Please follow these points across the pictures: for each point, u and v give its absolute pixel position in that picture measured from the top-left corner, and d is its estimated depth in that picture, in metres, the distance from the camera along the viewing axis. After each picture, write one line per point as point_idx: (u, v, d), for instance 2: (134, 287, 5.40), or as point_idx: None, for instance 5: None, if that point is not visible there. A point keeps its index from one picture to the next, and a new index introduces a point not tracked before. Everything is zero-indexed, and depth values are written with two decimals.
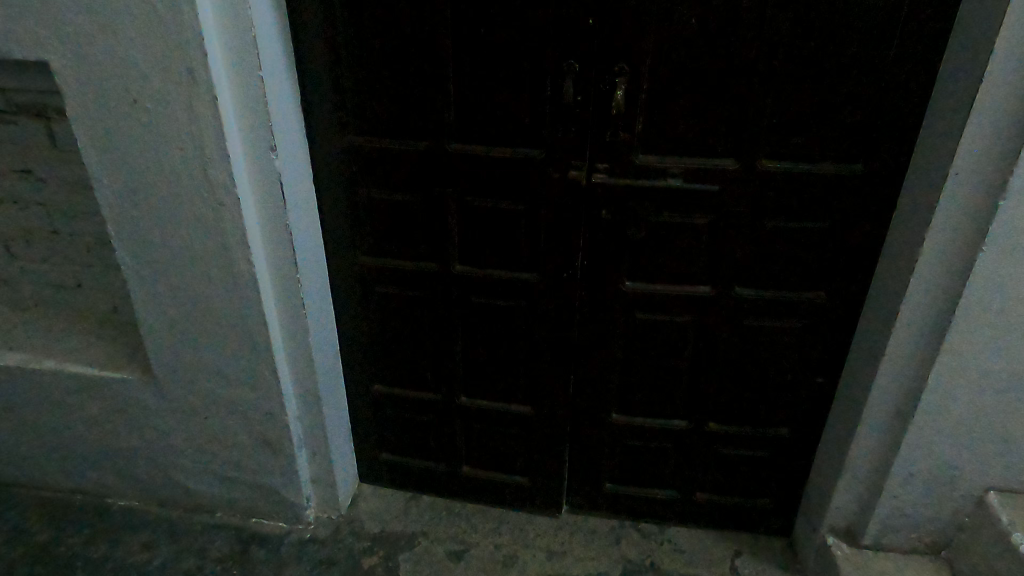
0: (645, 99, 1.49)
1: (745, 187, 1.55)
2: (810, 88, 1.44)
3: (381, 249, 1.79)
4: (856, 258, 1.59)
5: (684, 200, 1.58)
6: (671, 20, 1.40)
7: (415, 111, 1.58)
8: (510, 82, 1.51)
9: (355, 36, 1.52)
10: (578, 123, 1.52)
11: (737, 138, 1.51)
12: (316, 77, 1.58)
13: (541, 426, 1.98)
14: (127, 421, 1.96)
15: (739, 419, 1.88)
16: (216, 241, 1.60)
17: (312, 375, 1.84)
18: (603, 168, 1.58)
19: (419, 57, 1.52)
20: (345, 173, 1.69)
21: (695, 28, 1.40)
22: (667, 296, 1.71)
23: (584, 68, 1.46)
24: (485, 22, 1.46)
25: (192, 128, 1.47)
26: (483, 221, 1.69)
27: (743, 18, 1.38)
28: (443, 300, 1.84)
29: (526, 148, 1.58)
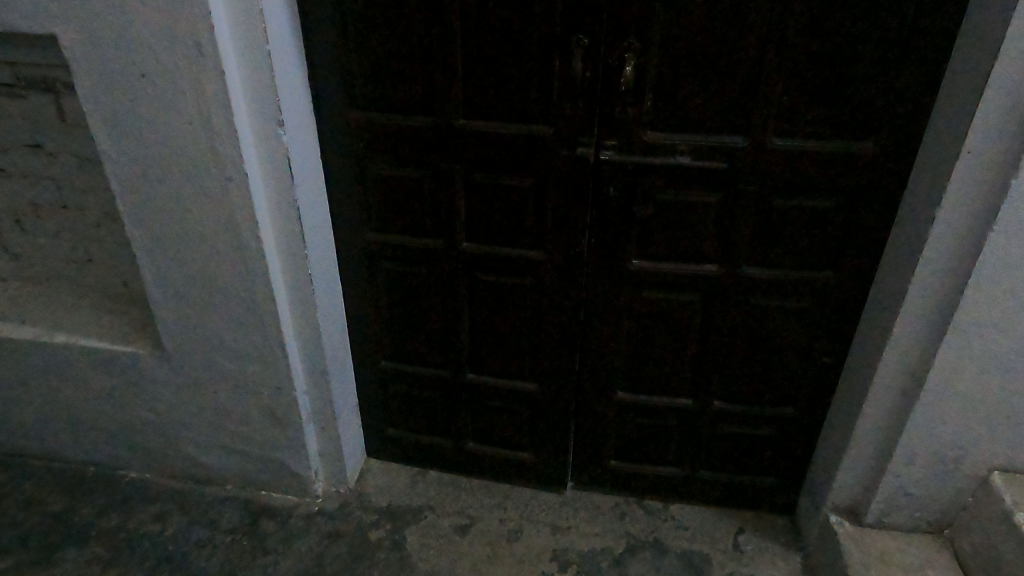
0: (654, 76, 1.47)
1: (753, 164, 1.53)
2: (823, 63, 1.41)
3: (388, 226, 1.80)
4: (865, 237, 1.58)
5: (692, 178, 1.56)
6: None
7: (423, 87, 1.58)
8: (519, 58, 1.50)
9: (361, 10, 1.51)
10: (586, 100, 1.51)
11: (746, 114, 1.49)
12: (322, 52, 1.57)
13: (547, 403, 2.00)
14: (139, 395, 1.99)
15: (744, 398, 1.89)
16: (224, 216, 1.61)
17: (320, 350, 1.86)
18: (611, 145, 1.56)
19: (426, 30, 1.51)
20: (352, 150, 1.69)
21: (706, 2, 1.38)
22: (673, 275, 1.71)
23: (593, 44, 1.45)
24: None
25: (200, 104, 1.46)
26: (490, 197, 1.69)
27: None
28: (450, 276, 1.84)
29: (534, 125, 1.57)
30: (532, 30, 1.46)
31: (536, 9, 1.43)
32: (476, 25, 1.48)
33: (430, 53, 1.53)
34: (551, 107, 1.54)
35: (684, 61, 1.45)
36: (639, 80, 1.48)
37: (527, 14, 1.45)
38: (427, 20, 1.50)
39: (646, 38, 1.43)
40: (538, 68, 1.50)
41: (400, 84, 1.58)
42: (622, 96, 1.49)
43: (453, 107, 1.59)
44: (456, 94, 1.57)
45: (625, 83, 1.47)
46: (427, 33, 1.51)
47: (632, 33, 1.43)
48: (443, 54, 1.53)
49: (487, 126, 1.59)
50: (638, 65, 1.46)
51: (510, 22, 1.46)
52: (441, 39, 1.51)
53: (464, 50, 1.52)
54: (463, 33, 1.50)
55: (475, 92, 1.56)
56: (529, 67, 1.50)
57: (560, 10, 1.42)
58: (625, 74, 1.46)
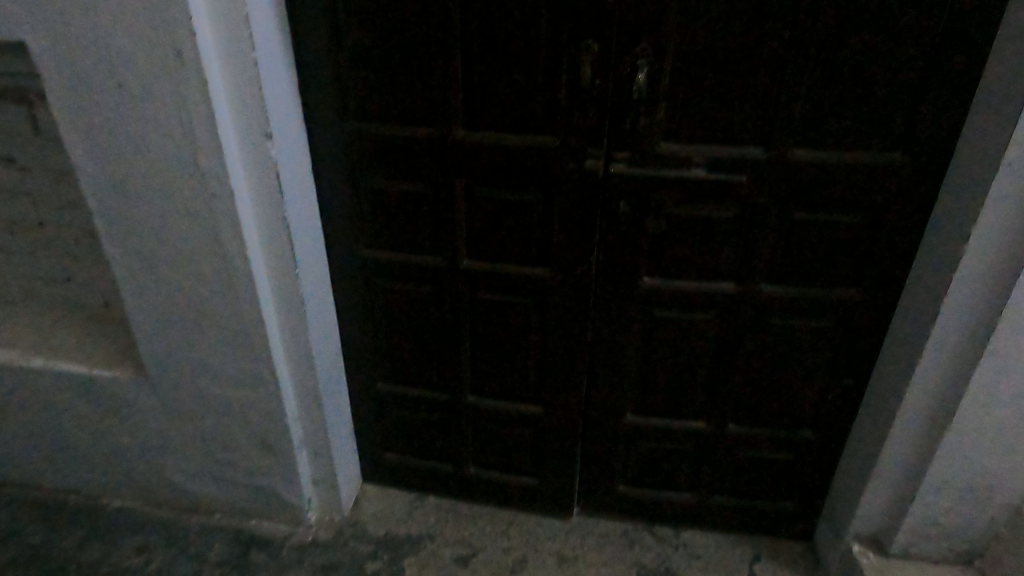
0: (668, 84, 1.38)
1: (773, 178, 1.44)
2: (850, 69, 1.32)
3: (384, 242, 1.70)
4: (891, 254, 1.49)
5: (708, 192, 1.47)
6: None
7: (421, 96, 1.48)
8: (524, 64, 1.40)
9: (356, 15, 1.42)
10: (595, 109, 1.41)
11: (766, 124, 1.40)
12: (314, 59, 1.47)
13: (553, 426, 1.90)
14: (121, 421, 1.88)
15: (760, 421, 1.79)
16: (209, 234, 1.51)
17: (312, 373, 1.76)
18: (622, 157, 1.46)
19: (425, 35, 1.41)
20: (347, 162, 1.59)
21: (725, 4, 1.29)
22: (687, 293, 1.61)
23: (603, 50, 1.35)
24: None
25: (182, 115, 1.36)
26: (493, 212, 1.59)
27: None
28: (449, 295, 1.75)
29: (540, 136, 1.47)
30: (539, 34, 1.37)
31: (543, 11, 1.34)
32: (478, 29, 1.39)
33: (429, 59, 1.44)
34: (559, 116, 1.44)
35: (702, 66, 1.35)
36: (653, 87, 1.38)
37: (533, 17, 1.35)
38: (426, 24, 1.40)
39: (661, 42, 1.34)
40: (545, 74, 1.41)
41: (398, 93, 1.49)
42: (635, 104, 1.39)
43: (454, 116, 1.49)
44: (456, 102, 1.47)
45: (636, 93, 1.38)
46: (427, 37, 1.42)
47: (645, 37, 1.33)
48: (444, 60, 1.43)
49: (491, 136, 1.50)
50: (652, 71, 1.37)
51: (515, 25, 1.37)
52: (441, 45, 1.42)
53: (465, 55, 1.42)
54: (464, 37, 1.40)
55: (478, 100, 1.46)
56: (535, 73, 1.41)
57: (569, 13, 1.33)
58: (636, 83, 1.37)
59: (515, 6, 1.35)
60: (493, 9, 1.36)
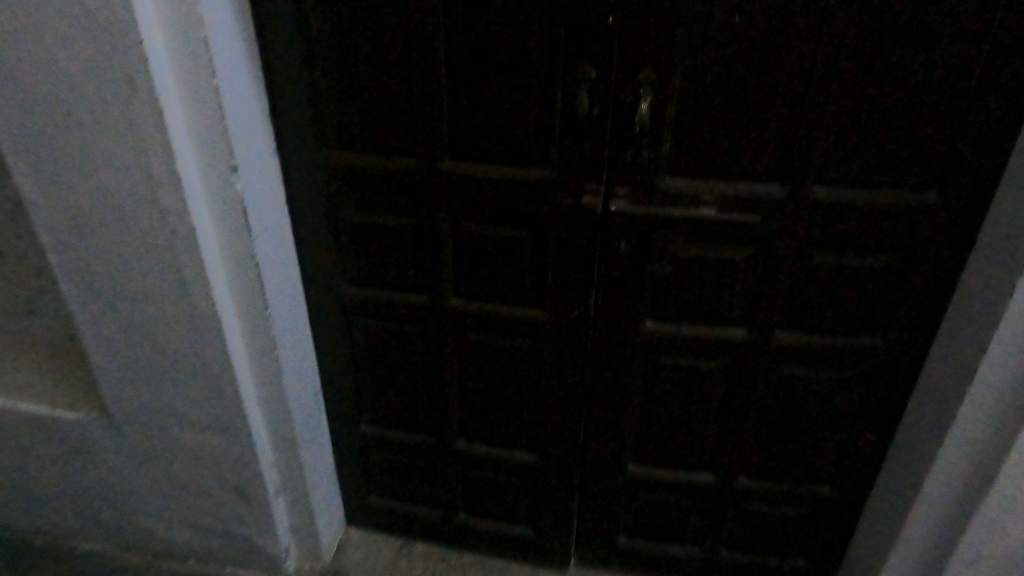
0: (674, 115, 1.24)
1: (790, 218, 1.30)
2: (877, 99, 1.18)
3: (366, 278, 1.57)
4: (920, 301, 1.35)
5: (718, 233, 1.33)
6: (710, 14, 1.15)
7: (404, 125, 1.36)
8: (515, 90, 1.27)
9: (333, 38, 1.30)
10: (593, 142, 1.28)
11: (783, 159, 1.26)
12: (287, 84, 1.35)
13: (548, 475, 1.76)
14: (87, 463, 1.76)
15: (773, 475, 1.64)
16: (171, 273, 1.38)
17: (288, 418, 1.63)
18: (622, 193, 1.32)
19: (407, 58, 1.29)
20: (323, 194, 1.46)
21: (738, 26, 1.15)
22: (694, 339, 1.47)
23: (602, 77, 1.22)
24: (485, 21, 1.22)
25: (137, 147, 1.23)
26: (482, 249, 1.46)
27: (797, 12, 1.13)
28: (436, 336, 1.61)
29: (533, 169, 1.34)
30: (531, 58, 1.24)
31: (535, 33, 1.21)
32: (465, 52, 1.26)
33: (412, 84, 1.31)
34: (553, 147, 1.30)
35: (711, 95, 1.22)
36: (657, 117, 1.24)
37: (524, 40, 1.22)
38: (408, 46, 1.28)
39: (666, 69, 1.20)
40: (538, 102, 1.28)
41: (378, 120, 1.37)
42: (638, 136, 1.25)
43: (438, 146, 1.36)
44: (441, 131, 1.34)
45: (638, 128, 1.24)
46: (409, 60, 1.29)
47: (649, 63, 1.20)
48: (427, 86, 1.30)
49: (479, 169, 1.36)
50: (656, 100, 1.23)
51: (504, 48, 1.24)
52: (424, 69, 1.29)
53: (450, 81, 1.29)
54: (449, 61, 1.28)
55: (464, 130, 1.33)
56: (527, 100, 1.28)
57: (564, 35, 1.20)
58: (639, 114, 1.22)
59: (505, 28, 1.22)
60: (480, 30, 1.23)
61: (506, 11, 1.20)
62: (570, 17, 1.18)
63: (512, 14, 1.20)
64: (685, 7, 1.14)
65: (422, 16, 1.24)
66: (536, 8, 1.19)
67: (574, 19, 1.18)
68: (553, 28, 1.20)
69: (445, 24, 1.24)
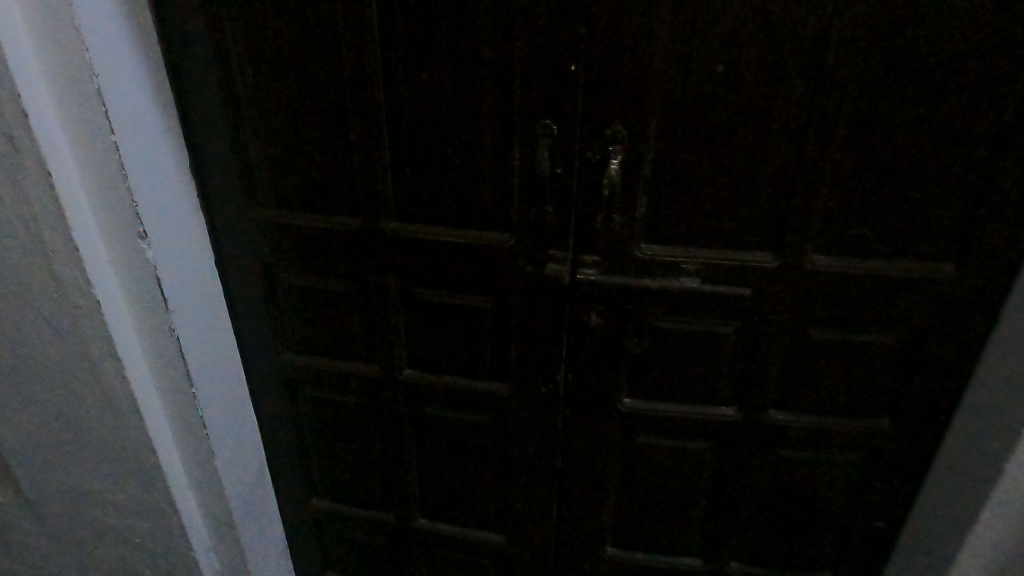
0: (649, 175, 1.07)
1: (785, 289, 1.13)
2: (883, 157, 1.02)
3: (311, 344, 1.41)
4: (934, 378, 1.18)
5: (704, 305, 1.16)
6: (691, 63, 0.98)
7: (345, 181, 1.19)
8: (468, 144, 1.11)
9: (262, 84, 1.14)
10: (557, 205, 1.11)
11: (776, 224, 1.09)
12: (211, 134, 1.19)
13: (519, 557, 1.58)
14: (3, 550, 1.57)
15: (769, 562, 1.46)
16: (77, 352, 1.19)
17: (224, 502, 1.44)
18: (592, 261, 1.15)
19: (345, 107, 1.12)
20: (257, 254, 1.30)
21: (723, 76, 0.99)
22: (678, 419, 1.30)
23: (565, 133, 1.05)
24: (430, 67, 1.06)
25: (23, 214, 1.04)
26: (438, 317, 1.29)
27: (792, 61, 0.97)
28: (391, 408, 1.44)
29: (491, 231, 1.18)
30: (486, 110, 1.07)
31: (490, 83, 1.05)
32: (410, 102, 1.10)
33: (352, 137, 1.15)
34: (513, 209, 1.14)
35: (693, 152, 1.05)
36: (631, 178, 1.08)
37: (477, 89, 1.06)
38: (345, 94, 1.11)
39: (641, 124, 1.03)
40: (494, 158, 1.11)
41: (316, 174, 1.20)
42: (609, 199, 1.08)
43: (384, 205, 1.19)
44: (386, 188, 1.18)
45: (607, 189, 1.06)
46: (347, 110, 1.12)
47: (618, 117, 1.03)
48: (369, 139, 1.14)
49: (432, 230, 1.20)
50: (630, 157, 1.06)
51: (454, 99, 1.07)
52: (364, 120, 1.13)
53: (394, 134, 1.13)
54: (393, 111, 1.11)
55: (413, 187, 1.17)
56: (483, 157, 1.11)
57: (523, 85, 1.03)
58: (608, 173, 1.05)
59: (454, 75, 1.06)
60: (427, 78, 1.07)
61: (455, 57, 1.04)
62: (528, 64, 1.01)
63: (463, 61, 1.04)
64: (662, 55, 0.98)
65: (360, 63, 1.08)
66: (489, 53, 1.03)
67: (532, 68, 1.01)
68: (510, 76, 1.03)
69: (387, 70, 1.08)
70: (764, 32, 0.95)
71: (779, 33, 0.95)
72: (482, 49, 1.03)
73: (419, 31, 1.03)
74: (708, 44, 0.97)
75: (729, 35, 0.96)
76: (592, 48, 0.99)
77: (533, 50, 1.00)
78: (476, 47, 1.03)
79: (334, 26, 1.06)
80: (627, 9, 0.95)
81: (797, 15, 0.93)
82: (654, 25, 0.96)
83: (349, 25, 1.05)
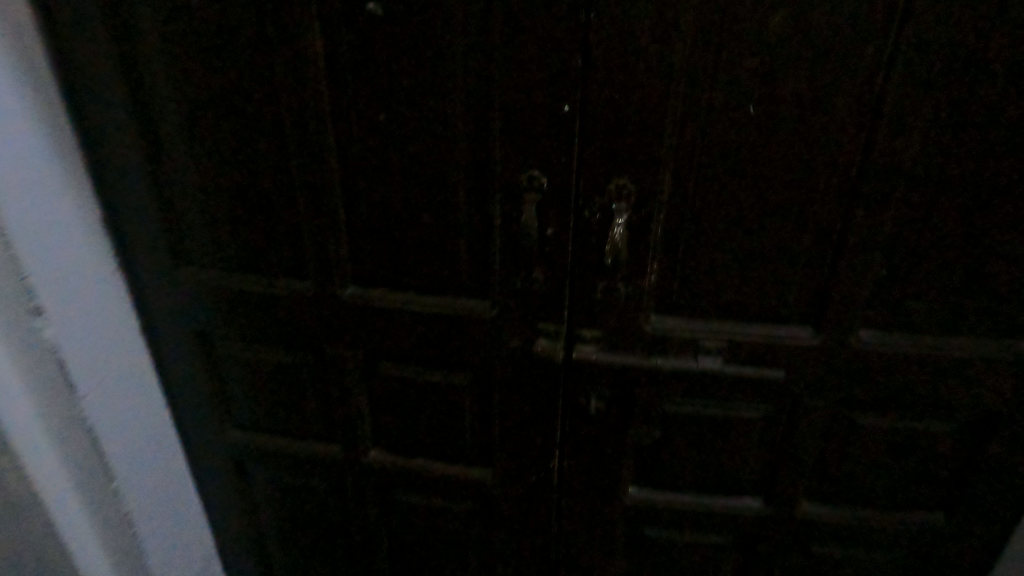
0: (662, 238, 0.87)
1: (825, 369, 0.93)
2: (953, 217, 0.82)
3: (260, 423, 1.19)
4: (1002, 474, 0.98)
5: (726, 386, 0.96)
6: (717, 100, 0.78)
7: (292, 239, 0.99)
8: (441, 195, 0.90)
9: (185, 126, 0.92)
10: (549, 271, 0.91)
11: (816, 295, 0.89)
12: (126, 186, 0.97)
13: None
14: None
15: None
16: None
17: None
18: (592, 338, 0.94)
19: (289, 151, 0.91)
20: (192, 323, 1.08)
21: (758, 117, 0.78)
22: (693, 512, 1.09)
23: (559, 187, 0.84)
24: (391, 106, 0.86)
25: None
26: (408, 393, 1.09)
27: (845, 98, 0.77)
28: (354, 496, 1.22)
29: (468, 297, 0.98)
30: (462, 155, 0.87)
31: (467, 122, 0.85)
32: (370, 144, 0.89)
33: (299, 187, 0.94)
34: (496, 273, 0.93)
35: (718, 209, 0.85)
36: (641, 240, 0.87)
37: (451, 129, 0.86)
38: (289, 136, 0.90)
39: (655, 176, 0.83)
40: (473, 211, 0.91)
41: (258, 232, 0.99)
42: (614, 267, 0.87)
43: (340, 265, 0.99)
44: (343, 246, 0.97)
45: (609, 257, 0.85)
46: (292, 154, 0.91)
47: (625, 170, 0.82)
48: (321, 189, 0.93)
49: (398, 295, 1.00)
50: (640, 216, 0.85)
51: (423, 141, 0.87)
52: (313, 167, 0.92)
53: (351, 182, 0.93)
54: (349, 155, 0.91)
55: (375, 244, 0.96)
56: (460, 210, 0.91)
57: (507, 125, 0.82)
58: (611, 237, 0.84)
59: (423, 112, 0.85)
60: (390, 115, 0.86)
61: (423, 89, 0.84)
62: (513, 100, 0.81)
63: (433, 95, 0.84)
64: (681, 91, 0.78)
65: (306, 97, 0.87)
66: (465, 85, 0.83)
67: (519, 104, 0.81)
68: (491, 113, 0.83)
69: (340, 106, 0.88)
70: (811, 65, 0.75)
71: (830, 63, 0.75)
72: (456, 80, 0.82)
73: (378, 58, 0.83)
74: (739, 77, 0.77)
75: (767, 66, 0.76)
76: (594, 82, 0.78)
77: (520, 84, 0.80)
78: (449, 78, 0.83)
79: (273, 52, 0.85)
80: (639, 33, 0.75)
81: (854, 41, 0.74)
82: (673, 54, 0.76)
83: (291, 52, 0.84)
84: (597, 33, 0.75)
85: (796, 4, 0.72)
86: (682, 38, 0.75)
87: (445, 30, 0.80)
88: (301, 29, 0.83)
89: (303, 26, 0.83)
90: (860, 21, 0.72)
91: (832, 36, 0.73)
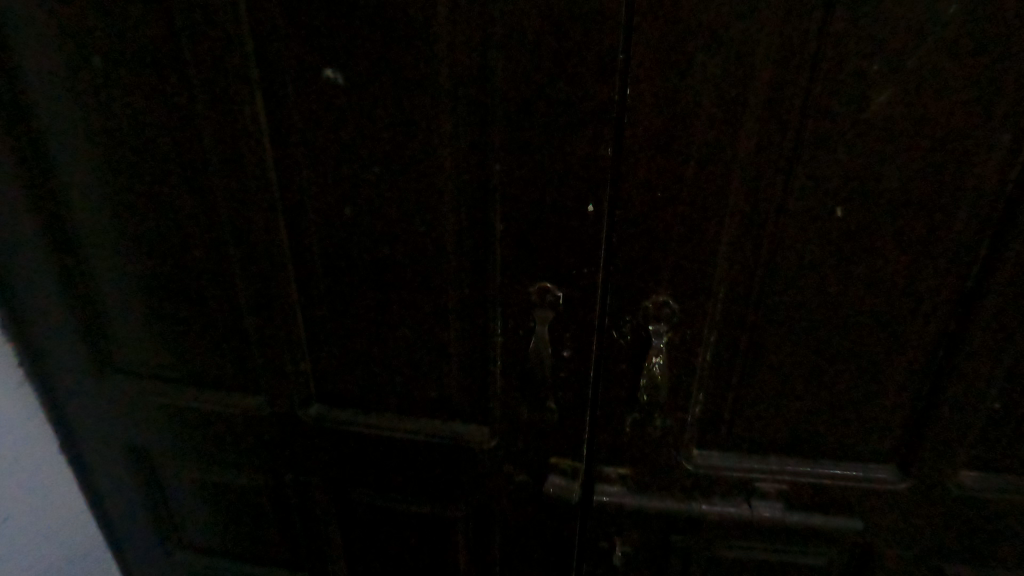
0: (709, 364, 0.67)
1: (919, 520, 0.73)
2: None
3: (213, 550, 0.99)
4: None
5: (790, 539, 0.75)
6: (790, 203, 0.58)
7: (239, 345, 0.80)
8: (426, 303, 0.71)
9: (105, 214, 0.74)
10: (560, 398, 0.71)
11: (909, 431, 0.69)
12: (35, 284, 0.78)
13: None
14: None
15: None
16: None
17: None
18: (616, 475, 0.75)
19: (233, 245, 0.72)
20: (133, 437, 0.89)
21: (843, 224, 0.59)
22: None
23: (574, 302, 0.65)
24: (354, 194, 0.66)
25: None
26: (388, 524, 0.89)
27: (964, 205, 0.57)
28: None
29: (459, 421, 0.78)
30: (452, 256, 0.68)
31: (457, 217, 0.66)
32: (333, 240, 0.70)
33: (247, 289, 0.74)
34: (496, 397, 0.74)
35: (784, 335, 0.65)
36: (681, 369, 0.67)
37: (436, 225, 0.66)
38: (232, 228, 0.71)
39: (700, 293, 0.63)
40: (467, 322, 0.71)
41: (203, 338, 0.80)
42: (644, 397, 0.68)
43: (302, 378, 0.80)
44: (306, 355, 0.78)
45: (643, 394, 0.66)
46: (236, 250, 0.72)
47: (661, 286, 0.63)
48: (274, 291, 0.74)
49: (374, 414, 0.80)
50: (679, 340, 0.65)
51: (402, 239, 0.68)
52: (264, 264, 0.72)
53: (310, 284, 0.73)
54: (307, 252, 0.71)
55: (344, 355, 0.77)
56: (450, 320, 0.72)
57: (509, 225, 0.63)
58: (647, 370, 0.65)
59: (400, 205, 0.66)
60: (357, 208, 0.67)
61: (401, 177, 0.65)
62: (517, 195, 0.62)
63: (412, 184, 0.65)
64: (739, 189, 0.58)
65: (249, 183, 0.68)
66: (454, 174, 0.63)
67: (524, 200, 0.62)
68: (488, 209, 0.64)
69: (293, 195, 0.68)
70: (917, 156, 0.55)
71: (946, 154, 0.55)
72: (443, 167, 0.63)
73: (340, 138, 0.64)
74: (822, 174, 0.57)
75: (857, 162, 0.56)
76: (623, 176, 0.59)
77: (525, 175, 0.61)
78: (433, 164, 0.63)
79: (206, 128, 0.66)
80: (685, 117, 0.56)
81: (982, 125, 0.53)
82: (731, 143, 0.56)
83: (227, 127, 0.65)
84: (628, 114, 0.56)
85: (901, 79, 0.52)
86: (744, 122, 0.55)
87: (428, 105, 0.61)
88: (239, 99, 0.64)
89: (242, 96, 0.64)
90: (991, 100, 0.52)
91: (953, 125, 0.53)
